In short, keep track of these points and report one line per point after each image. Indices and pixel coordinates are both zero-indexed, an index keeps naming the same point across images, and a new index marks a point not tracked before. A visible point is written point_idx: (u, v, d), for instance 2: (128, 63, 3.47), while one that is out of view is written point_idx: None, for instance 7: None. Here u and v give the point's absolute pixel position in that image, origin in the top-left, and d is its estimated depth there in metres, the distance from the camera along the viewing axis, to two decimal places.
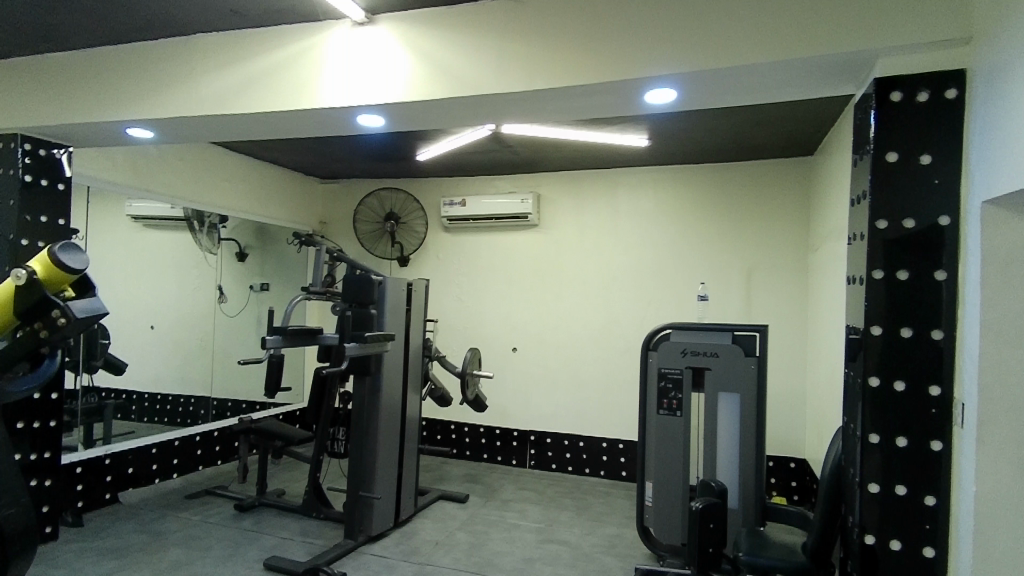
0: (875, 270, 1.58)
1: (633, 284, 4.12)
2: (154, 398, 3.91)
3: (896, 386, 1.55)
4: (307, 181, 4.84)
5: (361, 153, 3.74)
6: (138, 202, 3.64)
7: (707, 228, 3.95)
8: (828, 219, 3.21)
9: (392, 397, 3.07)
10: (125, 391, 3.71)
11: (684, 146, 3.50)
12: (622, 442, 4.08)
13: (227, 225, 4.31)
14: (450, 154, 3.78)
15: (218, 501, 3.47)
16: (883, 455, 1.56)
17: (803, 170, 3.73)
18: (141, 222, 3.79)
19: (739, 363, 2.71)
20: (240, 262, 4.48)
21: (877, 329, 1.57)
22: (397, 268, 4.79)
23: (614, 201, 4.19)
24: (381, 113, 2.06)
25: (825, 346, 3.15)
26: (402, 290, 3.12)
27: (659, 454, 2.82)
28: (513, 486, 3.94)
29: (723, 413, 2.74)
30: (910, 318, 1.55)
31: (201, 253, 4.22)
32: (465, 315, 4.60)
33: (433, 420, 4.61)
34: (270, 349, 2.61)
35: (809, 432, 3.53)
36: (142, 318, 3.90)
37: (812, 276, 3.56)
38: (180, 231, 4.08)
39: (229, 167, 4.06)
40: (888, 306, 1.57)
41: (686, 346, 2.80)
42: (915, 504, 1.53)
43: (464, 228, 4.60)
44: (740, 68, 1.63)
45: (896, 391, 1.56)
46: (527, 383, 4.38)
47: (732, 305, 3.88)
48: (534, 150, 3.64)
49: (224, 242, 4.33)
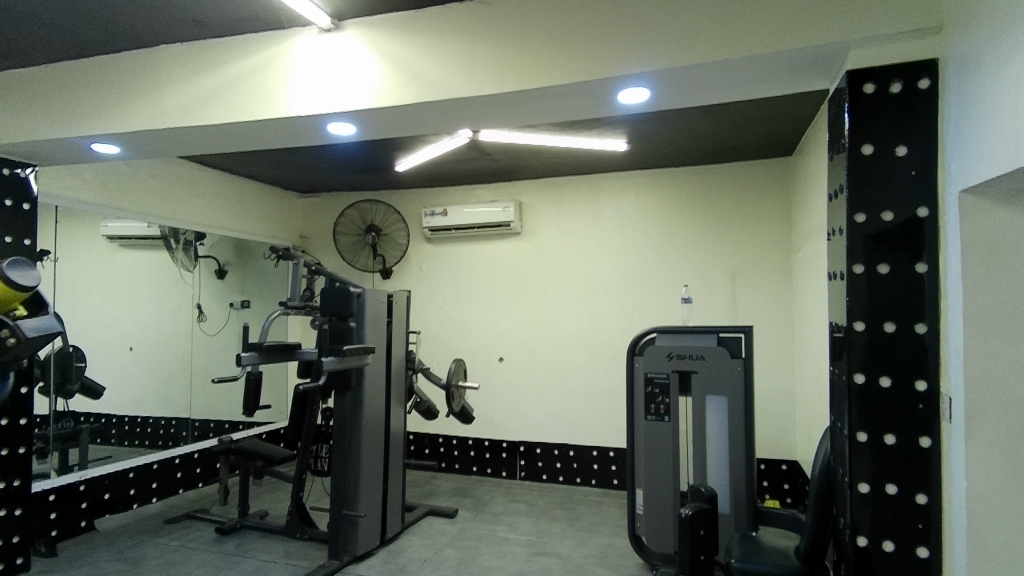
0: (855, 265, 1.55)
1: (618, 290, 4.09)
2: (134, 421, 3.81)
3: (882, 382, 1.52)
4: (286, 196, 4.77)
5: (338, 164, 3.69)
6: (112, 220, 3.57)
7: (690, 231, 3.94)
8: (809, 218, 3.21)
9: (374, 412, 3.00)
10: (104, 414, 3.58)
11: (664, 150, 3.49)
12: (612, 450, 4.02)
13: (204, 243, 4.22)
14: (429, 163, 3.74)
15: (199, 525, 3.36)
16: (871, 454, 1.53)
17: (783, 170, 3.73)
18: (117, 243, 3.71)
19: (726, 366, 2.67)
20: (219, 279, 4.39)
21: (860, 325, 1.55)
22: (380, 281, 4.73)
23: (597, 207, 4.17)
24: (352, 121, 2.02)
25: (812, 346, 3.13)
26: (382, 302, 3.06)
27: (649, 460, 2.77)
28: (504, 498, 3.87)
29: (712, 416, 2.70)
30: (893, 312, 1.52)
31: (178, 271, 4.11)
32: (451, 327, 4.54)
33: (420, 434, 4.53)
34: (246, 365, 2.55)
35: (800, 433, 3.51)
36: (118, 339, 3.76)
37: (796, 275, 3.55)
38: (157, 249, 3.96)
39: (204, 183, 4.00)
40: (870, 301, 1.54)
41: (672, 350, 2.76)
42: (908, 504, 1.49)
43: (446, 238, 4.56)
44: (713, 64, 1.61)
45: (882, 387, 1.52)
46: (515, 393, 4.32)
47: (719, 308, 3.86)
48: (515, 158, 3.61)
49: (202, 260, 4.24)
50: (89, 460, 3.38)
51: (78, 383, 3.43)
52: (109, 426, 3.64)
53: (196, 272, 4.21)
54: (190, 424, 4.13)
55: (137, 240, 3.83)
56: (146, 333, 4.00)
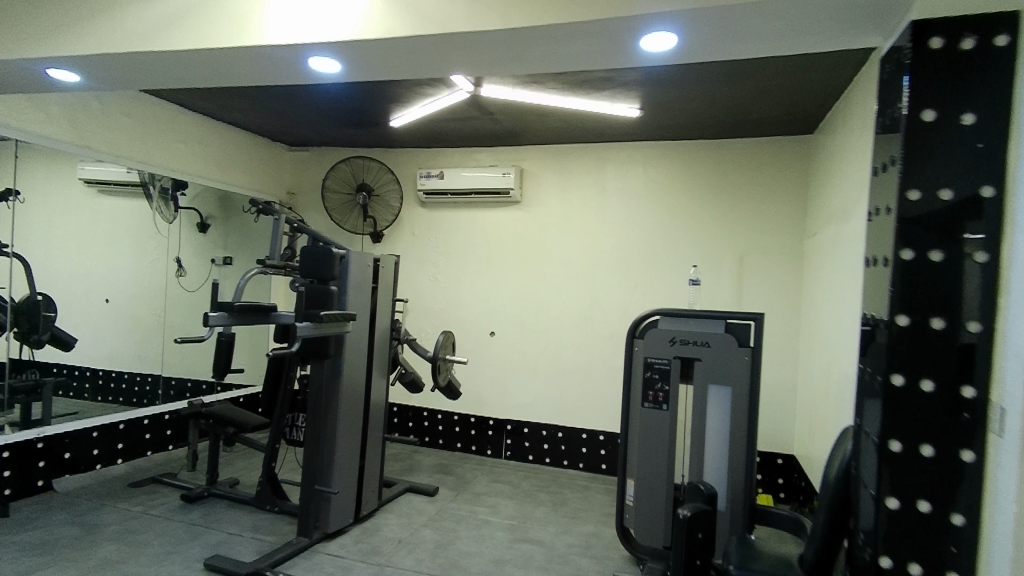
0: (903, 248, 1.01)
1: (619, 268, 3.88)
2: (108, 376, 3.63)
3: (925, 390, 0.99)
4: (274, 149, 4.50)
5: (329, 114, 3.43)
6: (90, 164, 3.34)
7: (699, 209, 3.72)
8: (830, 201, 3.00)
9: (354, 383, 2.80)
10: (74, 365, 3.41)
11: (678, 119, 3.25)
12: (602, 434, 3.87)
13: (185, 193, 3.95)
14: (426, 120, 3.49)
15: (165, 491, 3.19)
16: (900, 468, 1.00)
17: (802, 149, 3.51)
18: (95, 188, 3.52)
19: (732, 354, 2.48)
20: (201, 233, 4.14)
21: (902, 318, 1.01)
22: (370, 245, 4.51)
23: (601, 178, 3.94)
24: (337, 55, 1.79)
25: (823, 339, 2.95)
26: (368, 267, 2.84)
27: (643, 450, 2.60)
28: (487, 478, 3.72)
29: (713, 406, 2.53)
30: (942, 298, 0.98)
31: (155, 218, 3.84)
32: (441, 297, 4.33)
33: (405, 406, 4.36)
34: (213, 327, 2.31)
35: (801, 428, 3.35)
36: (95, 291, 3.61)
37: (809, 262, 3.35)
38: (137, 197, 3.74)
39: (186, 127, 3.72)
40: (911, 285, 1.00)
41: (675, 335, 2.57)
42: (945, 548, 0.97)
43: (442, 203, 4.32)
44: (756, 6, 1.38)
45: (925, 393, 0.99)
46: (505, 369, 4.14)
47: (724, 292, 3.65)
48: (518, 119, 3.37)
49: (183, 211, 3.97)
50: (54, 415, 3.17)
51: (47, 333, 3.25)
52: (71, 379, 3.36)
53: (176, 224, 3.96)
54: (157, 381, 3.90)
55: (115, 185, 3.59)
56: (122, 284, 3.78)
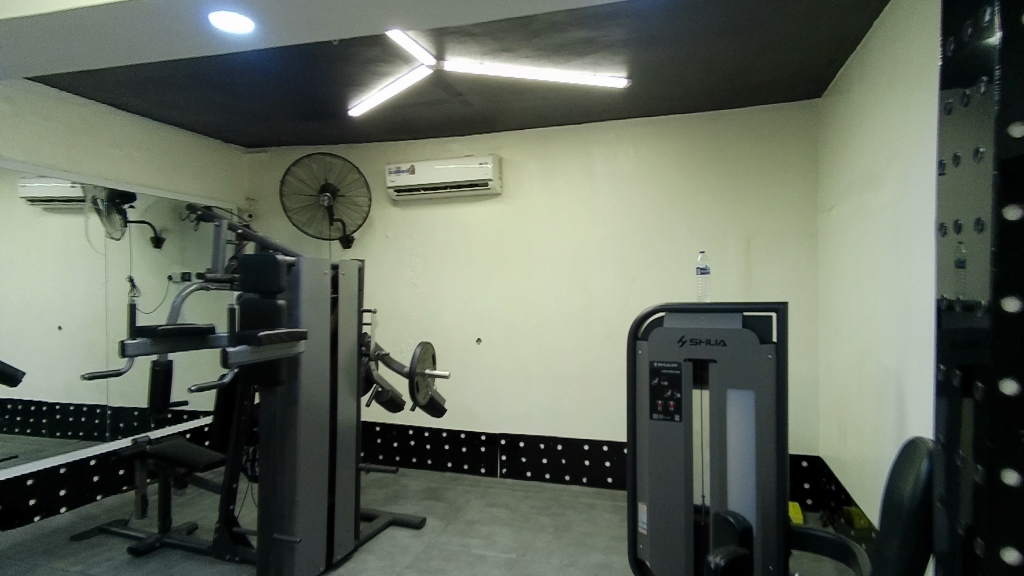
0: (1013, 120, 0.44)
1: (614, 261, 3.50)
2: (66, 409, 3.26)
3: (1002, 395, 0.44)
4: (228, 151, 4.10)
5: (278, 101, 3.05)
6: (32, 180, 3.04)
7: (697, 189, 3.36)
8: (850, 168, 2.64)
9: (317, 410, 2.40)
10: (24, 401, 3.08)
11: (671, 89, 2.89)
12: (606, 444, 3.50)
13: (134, 206, 3.54)
14: (390, 107, 3.12)
15: (112, 542, 2.78)
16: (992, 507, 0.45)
17: (808, 116, 3.15)
18: (40, 207, 3.18)
19: (753, 352, 2.12)
20: (155, 248, 3.71)
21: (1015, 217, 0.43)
22: (340, 251, 4.12)
23: (588, 162, 3.57)
24: (245, 7, 1.42)
25: (853, 327, 2.59)
26: (325, 274, 2.45)
27: (655, 469, 2.24)
28: (481, 502, 3.35)
29: (734, 413, 2.17)
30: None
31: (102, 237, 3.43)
32: (421, 304, 3.95)
33: (388, 426, 3.97)
34: (133, 356, 1.92)
35: (829, 426, 2.99)
36: (46, 316, 3.28)
37: (826, 240, 2.99)
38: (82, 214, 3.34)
39: (122, 129, 3.32)
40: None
41: (685, 333, 2.20)
42: None
43: (415, 201, 3.95)
44: None
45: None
46: (494, 379, 3.77)
47: (733, 280, 3.28)
48: (491, 99, 3.01)
49: (132, 225, 3.54)
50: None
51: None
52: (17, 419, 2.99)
53: (123, 240, 3.51)
54: (107, 412, 3.41)
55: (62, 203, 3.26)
56: (75, 307, 3.41)
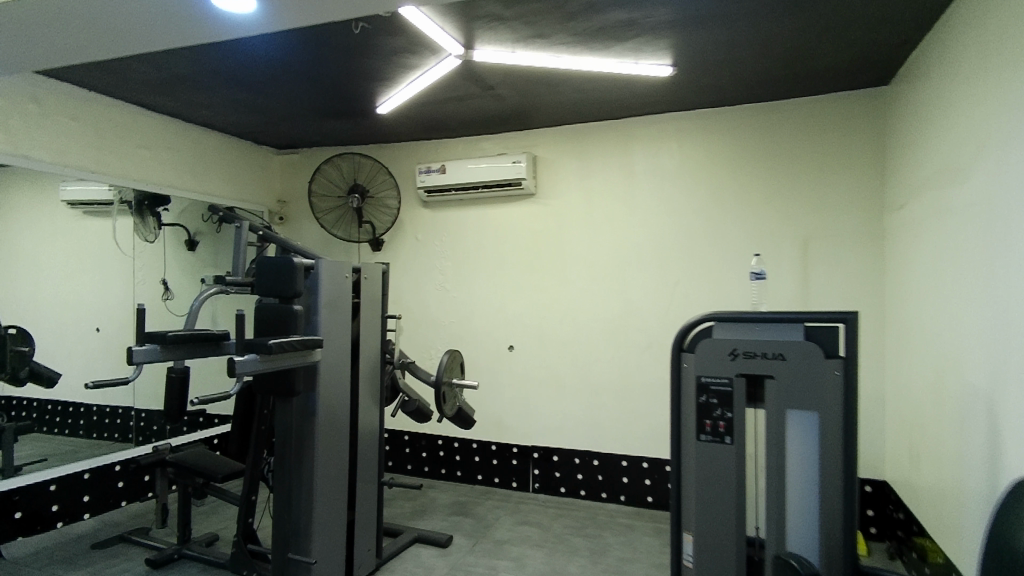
0: None
1: (656, 265, 3.27)
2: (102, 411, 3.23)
3: None
4: (259, 153, 4.05)
5: (305, 98, 2.95)
6: (72, 183, 3.02)
7: (747, 187, 3.10)
8: (928, 160, 2.36)
9: (336, 422, 2.26)
10: (60, 401, 3.08)
11: (721, 77, 2.66)
12: (645, 461, 3.26)
13: (168, 208, 3.50)
14: (419, 103, 2.98)
15: (131, 552, 2.70)
16: None
17: (873, 106, 2.86)
18: (80, 209, 3.18)
19: (816, 368, 1.87)
20: (189, 251, 3.67)
21: None
22: (370, 253, 4.01)
23: (628, 160, 3.35)
24: None
25: (931, 340, 2.30)
26: (346, 278, 2.31)
27: (702, 496, 2.01)
28: (512, 520, 3.16)
29: (793, 436, 1.93)
30: None
31: (136, 240, 3.39)
32: (452, 309, 3.79)
33: (417, 435, 3.83)
34: (140, 364, 1.83)
35: (898, 448, 2.69)
36: (84, 319, 3.29)
37: (895, 242, 2.69)
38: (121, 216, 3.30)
39: (152, 130, 3.29)
40: None
41: (737, 346, 1.97)
42: None
43: (446, 202, 3.81)
44: None
45: None
46: (527, 388, 3.58)
47: (788, 286, 3.01)
48: (525, 93, 2.83)
49: (166, 227, 3.51)
50: (21, 462, 2.72)
51: (26, 369, 2.90)
52: (54, 419, 3.00)
53: (157, 242, 3.48)
54: (133, 413, 3.36)
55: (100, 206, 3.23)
56: (112, 309, 3.40)
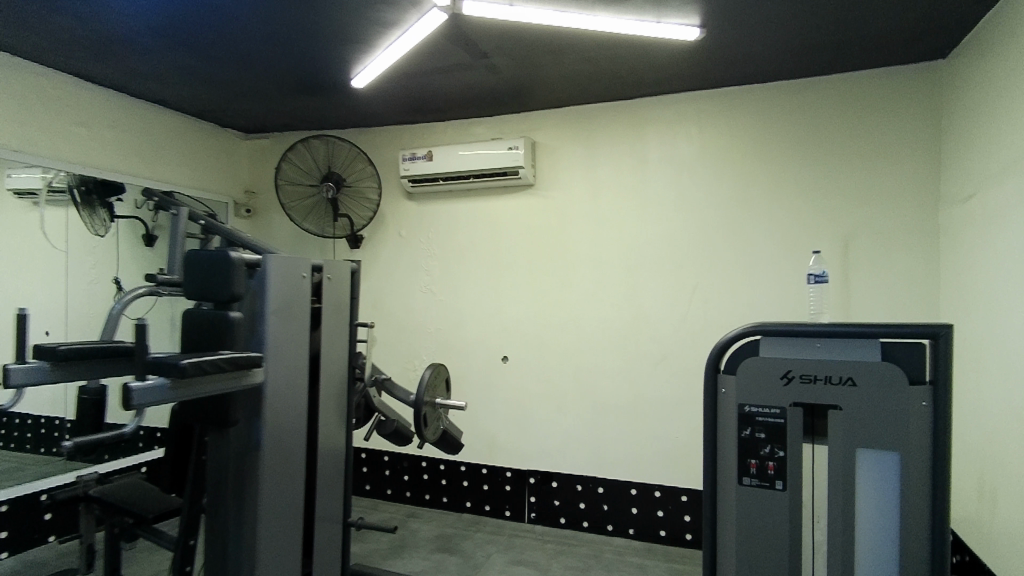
0: None
1: (671, 265, 2.86)
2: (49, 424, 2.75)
3: None
4: (225, 137, 3.61)
5: (266, 65, 2.52)
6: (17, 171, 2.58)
7: (779, 176, 2.70)
8: (1007, 137, 1.95)
9: (290, 456, 1.83)
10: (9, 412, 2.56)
11: (755, 42, 2.26)
12: (658, 490, 2.85)
13: (121, 199, 3.02)
14: (400, 74, 2.56)
15: None
16: None
17: (928, 82, 2.46)
18: (28, 201, 2.62)
19: (897, 398, 1.47)
20: (148, 246, 3.18)
21: None
22: (347, 251, 3.58)
23: (640, 146, 2.94)
24: None
25: (1014, 358, 1.90)
26: (306, 279, 1.88)
27: (745, 555, 1.59)
28: (504, 558, 2.73)
29: (863, 483, 1.52)
30: None
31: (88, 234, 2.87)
32: (439, 314, 3.37)
33: (398, 455, 3.40)
34: (21, 386, 1.55)
35: (961, 482, 2.28)
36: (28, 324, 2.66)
37: (959, 238, 2.29)
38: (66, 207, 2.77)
39: (92, 104, 2.85)
40: None
41: (792, 367, 1.56)
42: None
43: (433, 194, 3.39)
44: None
45: None
46: (523, 404, 3.16)
47: (825, 291, 2.60)
48: (523, 62, 2.42)
49: (120, 220, 3.01)
50: None
51: None
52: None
53: (110, 237, 2.97)
54: (69, 425, 2.82)
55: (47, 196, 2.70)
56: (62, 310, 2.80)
